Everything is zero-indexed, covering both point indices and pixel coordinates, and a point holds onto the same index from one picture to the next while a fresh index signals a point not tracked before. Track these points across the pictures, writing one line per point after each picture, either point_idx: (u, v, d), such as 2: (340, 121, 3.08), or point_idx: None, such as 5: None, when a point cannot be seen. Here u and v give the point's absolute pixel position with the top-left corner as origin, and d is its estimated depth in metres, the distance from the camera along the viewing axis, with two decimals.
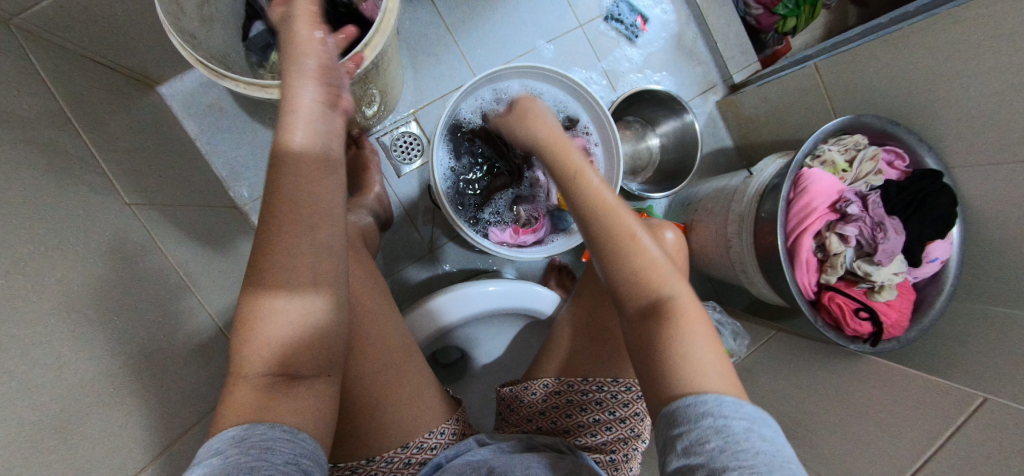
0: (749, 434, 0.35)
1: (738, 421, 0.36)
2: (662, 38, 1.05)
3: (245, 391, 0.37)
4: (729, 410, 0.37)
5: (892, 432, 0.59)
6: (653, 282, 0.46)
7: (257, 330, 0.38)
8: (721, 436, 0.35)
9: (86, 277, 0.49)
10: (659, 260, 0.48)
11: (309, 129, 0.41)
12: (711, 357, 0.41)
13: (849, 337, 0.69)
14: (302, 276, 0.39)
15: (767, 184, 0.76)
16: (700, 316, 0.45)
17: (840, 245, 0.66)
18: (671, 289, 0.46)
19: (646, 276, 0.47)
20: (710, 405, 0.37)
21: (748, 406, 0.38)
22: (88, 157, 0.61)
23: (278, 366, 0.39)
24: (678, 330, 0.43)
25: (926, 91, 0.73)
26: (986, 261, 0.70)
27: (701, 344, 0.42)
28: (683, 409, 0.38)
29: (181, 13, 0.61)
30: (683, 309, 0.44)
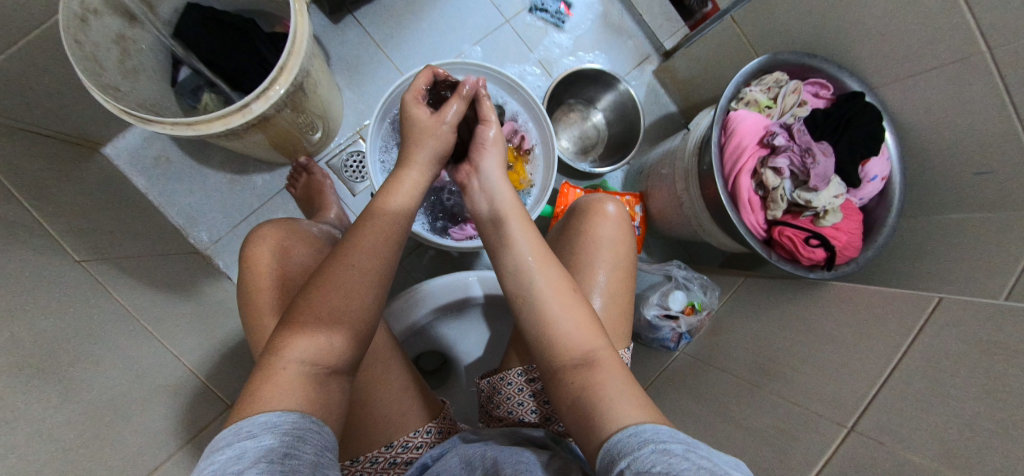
0: (687, 454, 0.36)
1: (678, 445, 0.37)
2: (588, 20, 1.07)
3: (288, 377, 0.42)
4: (668, 437, 0.38)
5: (859, 348, 0.60)
6: (580, 339, 0.50)
7: (302, 331, 0.44)
8: (662, 456, 0.36)
9: (36, 333, 0.50)
10: (578, 318, 0.51)
11: (406, 195, 0.56)
12: (626, 394, 0.45)
13: (807, 268, 0.69)
14: (356, 287, 0.47)
15: (702, 135, 0.77)
16: (620, 371, 0.48)
17: (776, 179, 0.67)
18: (594, 343, 0.50)
19: (573, 333, 0.50)
20: (650, 434, 0.39)
21: (683, 435, 0.39)
22: (33, 222, 0.62)
23: (313, 360, 0.44)
24: (595, 380, 0.47)
25: (836, 19, 0.75)
26: (925, 171, 0.72)
27: (614, 386, 0.46)
28: (626, 444, 0.39)
29: (101, 68, 0.63)
30: (603, 362, 0.48)
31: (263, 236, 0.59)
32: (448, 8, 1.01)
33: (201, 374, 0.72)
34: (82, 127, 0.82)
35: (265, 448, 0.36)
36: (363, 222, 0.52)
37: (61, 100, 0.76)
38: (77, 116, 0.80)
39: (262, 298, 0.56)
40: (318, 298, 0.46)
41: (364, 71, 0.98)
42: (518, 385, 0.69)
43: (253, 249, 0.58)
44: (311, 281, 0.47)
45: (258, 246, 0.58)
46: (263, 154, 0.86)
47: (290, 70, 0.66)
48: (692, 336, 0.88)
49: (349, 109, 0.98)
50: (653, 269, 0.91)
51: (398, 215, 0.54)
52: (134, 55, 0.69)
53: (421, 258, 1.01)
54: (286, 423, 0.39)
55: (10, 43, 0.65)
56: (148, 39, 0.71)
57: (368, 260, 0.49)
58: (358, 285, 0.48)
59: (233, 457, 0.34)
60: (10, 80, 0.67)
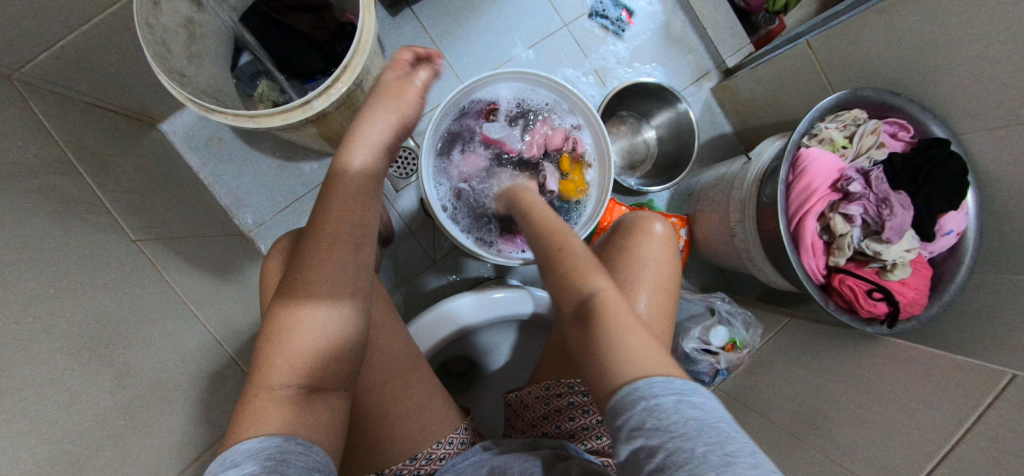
0: (678, 407, 0.35)
1: (668, 397, 0.36)
2: (649, 30, 1.04)
3: (266, 402, 0.40)
4: (655, 390, 0.37)
5: (916, 416, 0.57)
6: (584, 285, 0.48)
7: (277, 348, 0.42)
8: (654, 415, 0.35)
9: (96, 317, 0.51)
10: (585, 268, 0.50)
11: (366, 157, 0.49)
12: (639, 346, 0.41)
13: (865, 320, 0.66)
14: (331, 300, 0.44)
15: (766, 168, 0.74)
16: (625, 310, 0.45)
17: (845, 226, 0.63)
18: (595, 284, 0.48)
19: (574, 281, 0.50)
20: (638, 389, 0.37)
21: (679, 381, 0.38)
22: (93, 198, 0.63)
23: (294, 381, 0.42)
24: (594, 323, 0.44)
25: (926, 57, 0.70)
26: (1005, 231, 0.67)
27: (626, 338, 0.42)
28: (620, 400, 0.38)
29: (169, 52, 0.63)
30: (608, 302, 0.46)
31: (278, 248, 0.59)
32: (507, 7, 0.99)
33: (240, 361, 0.74)
34: (143, 103, 0.83)
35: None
36: (322, 208, 0.46)
37: (126, 76, 0.77)
38: (138, 92, 0.81)
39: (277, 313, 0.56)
40: (292, 316, 0.43)
41: None
42: (545, 399, 0.68)
43: (269, 264, 0.57)
44: (281, 295, 0.44)
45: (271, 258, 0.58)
46: (311, 145, 0.86)
47: (353, 69, 0.65)
48: (730, 373, 0.84)
49: None
50: (696, 299, 0.88)
51: (359, 177, 0.48)
52: (199, 40, 0.69)
53: (456, 260, 1.00)
54: (268, 447, 0.37)
55: (84, 20, 0.65)
56: (214, 24, 0.71)
57: (333, 267, 0.44)
58: (329, 295, 0.44)
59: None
60: (80, 56, 0.68)
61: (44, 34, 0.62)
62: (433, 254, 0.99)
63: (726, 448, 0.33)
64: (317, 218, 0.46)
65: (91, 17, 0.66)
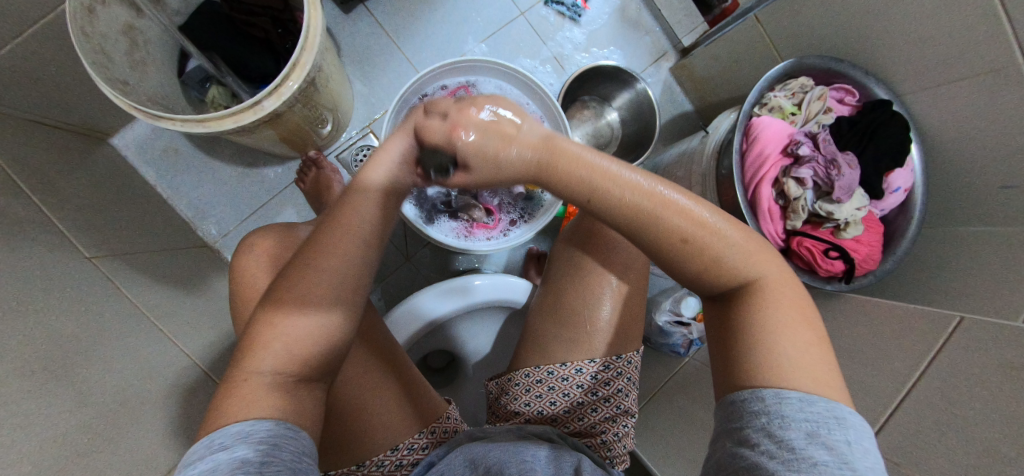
0: (808, 444, 0.31)
1: (801, 429, 0.32)
2: (605, 14, 1.05)
3: (250, 387, 0.39)
4: (795, 414, 0.33)
5: (875, 365, 0.59)
6: (744, 273, 0.39)
7: (270, 332, 0.42)
8: (772, 437, 0.32)
9: (49, 335, 0.49)
10: (732, 257, 0.39)
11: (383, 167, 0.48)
12: (802, 355, 0.35)
13: (824, 279, 0.68)
14: (321, 293, 0.43)
15: (722, 140, 0.76)
16: (794, 304, 0.38)
17: (798, 189, 0.65)
18: (760, 274, 0.39)
19: (739, 266, 0.39)
20: (774, 402, 0.34)
21: (823, 406, 0.33)
22: (42, 217, 0.61)
23: (282, 367, 0.41)
24: (770, 325, 0.37)
25: (865, 23, 0.73)
26: (948, 184, 0.71)
27: (785, 347, 0.36)
28: (742, 407, 0.35)
29: (110, 61, 0.61)
30: (773, 290, 0.39)
31: (256, 243, 0.58)
32: None
33: (212, 373, 0.72)
34: (88, 117, 0.81)
35: (239, 460, 0.34)
36: (343, 208, 0.47)
37: (69, 91, 0.74)
38: (82, 106, 0.78)
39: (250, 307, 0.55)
40: (281, 299, 0.43)
41: (375, 63, 0.95)
42: (526, 386, 0.68)
43: (243, 260, 0.57)
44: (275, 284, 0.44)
45: (248, 253, 0.58)
46: (271, 149, 0.84)
47: (302, 67, 0.64)
48: None
49: (360, 103, 0.96)
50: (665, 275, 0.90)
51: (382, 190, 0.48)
52: (142, 47, 0.67)
53: (429, 256, 1.00)
54: (260, 431, 0.37)
55: (17, 33, 0.63)
56: (156, 29, 0.69)
57: (337, 257, 0.45)
58: (324, 284, 0.44)
59: (207, 471, 0.33)
60: (16, 71, 0.65)
61: None
62: (406, 250, 0.99)
63: None
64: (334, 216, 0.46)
65: (25, 29, 0.64)
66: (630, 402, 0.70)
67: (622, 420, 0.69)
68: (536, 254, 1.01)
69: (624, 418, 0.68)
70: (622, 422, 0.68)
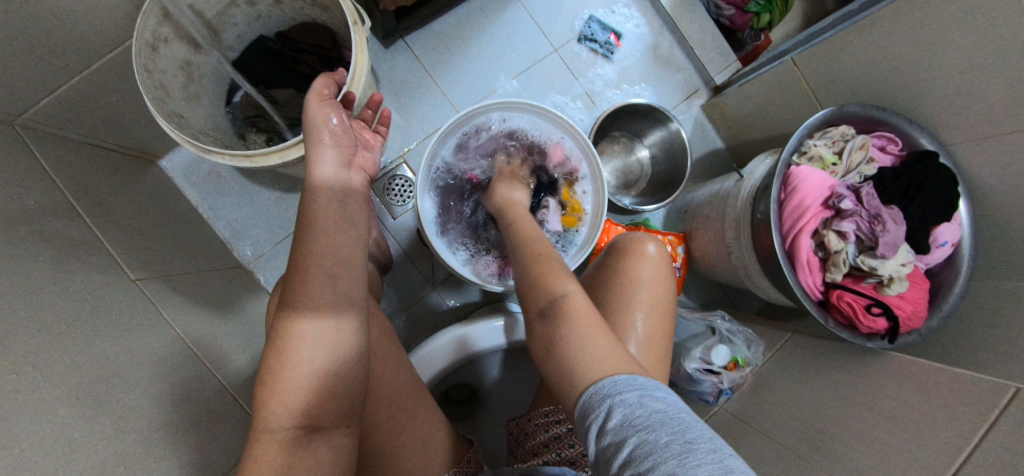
0: (641, 401, 0.37)
1: (633, 393, 0.38)
2: (637, 51, 1.06)
3: (268, 449, 0.40)
4: (623, 386, 0.39)
5: (923, 433, 0.56)
6: (553, 287, 0.53)
7: (279, 391, 0.42)
8: (618, 411, 0.37)
9: (91, 361, 0.51)
10: (553, 275, 0.55)
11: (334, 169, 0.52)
12: (610, 349, 0.45)
13: (865, 335, 0.66)
14: (329, 343, 0.45)
15: (758, 186, 0.75)
16: (591, 312, 0.49)
17: (840, 242, 0.64)
18: (566, 289, 0.52)
19: (541, 283, 0.54)
20: (609, 387, 0.40)
21: (642, 379, 0.40)
22: (92, 240, 0.64)
23: (297, 423, 0.42)
24: (563, 324, 0.48)
25: (909, 72, 0.71)
26: (1000, 240, 0.67)
27: (594, 342, 0.45)
28: (589, 400, 0.40)
29: (168, 95, 0.65)
30: (572, 303, 0.50)
31: None
32: (497, 35, 1.01)
33: (240, 398, 0.73)
34: (141, 141, 0.85)
35: None
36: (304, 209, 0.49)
37: (126, 118, 0.79)
38: (137, 131, 0.82)
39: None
40: (287, 354, 0.43)
41: (410, 95, 0.98)
42: (545, 425, 0.68)
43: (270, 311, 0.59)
44: (278, 335, 0.44)
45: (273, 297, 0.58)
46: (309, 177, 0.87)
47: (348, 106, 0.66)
48: (733, 392, 0.84)
49: (395, 134, 0.98)
50: (696, 318, 0.89)
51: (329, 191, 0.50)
52: (197, 80, 0.70)
53: (455, 285, 1.01)
54: None
55: (84, 66, 0.67)
56: (211, 64, 0.72)
57: (327, 304, 0.45)
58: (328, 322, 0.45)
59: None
60: (80, 101, 0.70)
61: (45, 81, 0.63)
62: (432, 279, 1.00)
63: (686, 436, 0.33)
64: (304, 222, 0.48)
65: (91, 62, 0.68)
66: None
67: None
68: None
69: None
70: None
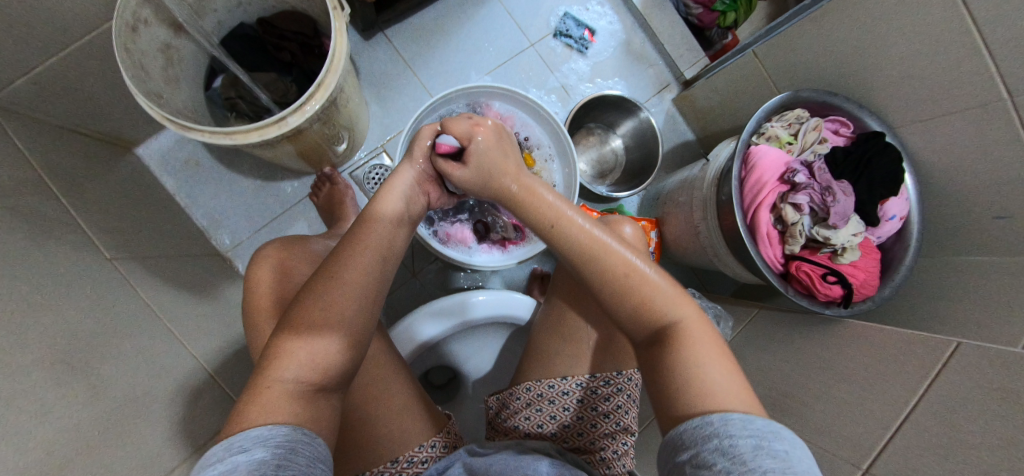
0: (759, 454, 0.34)
1: (748, 440, 0.35)
2: (610, 47, 1.10)
3: (275, 395, 0.41)
4: (737, 430, 0.36)
5: (875, 388, 0.60)
6: (663, 312, 0.47)
7: (295, 343, 0.44)
8: (728, 456, 0.35)
9: (66, 328, 0.51)
10: (663, 291, 0.48)
11: (396, 199, 0.57)
12: (724, 378, 0.42)
13: (823, 304, 0.69)
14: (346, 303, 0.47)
15: (722, 168, 0.78)
16: (710, 343, 0.45)
17: (796, 214, 0.68)
18: (677, 315, 0.47)
19: (637, 290, 0.48)
20: (717, 425, 0.37)
21: (759, 423, 0.37)
22: (67, 218, 0.64)
23: (303, 378, 0.43)
24: (682, 359, 0.43)
25: (857, 60, 0.77)
26: (943, 213, 0.72)
27: (712, 369, 0.42)
28: (692, 433, 0.38)
29: (146, 75, 0.66)
30: (692, 332, 0.45)
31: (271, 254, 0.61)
32: (476, 29, 1.04)
33: (219, 379, 0.73)
34: (118, 128, 0.85)
35: (256, 462, 0.35)
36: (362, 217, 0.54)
37: (103, 104, 0.79)
38: (114, 118, 0.82)
39: (261, 318, 0.56)
40: (309, 311, 0.45)
41: (391, 86, 1.00)
42: (526, 399, 0.67)
43: (257, 271, 0.59)
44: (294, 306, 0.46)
45: (260, 265, 0.59)
46: (288, 163, 0.88)
47: (326, 86, 0.68)
48: None
49: (375, 124, 1.00)
50: None
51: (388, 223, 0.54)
52: (176, 63, 0.72)
53: (435, 273, 1.02)
54: (277, 435, 0.37)
55: (62, 48, 0.67)
56: (190, 48, 0.74)
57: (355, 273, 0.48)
58: (345, 300, 0.47)
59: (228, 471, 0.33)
60: (56, 82, 0.70)
61: (22, 60, 0.64)
62: (412, 267, 1.01)
63: None
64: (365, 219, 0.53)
65: (68, 44, 0.68)
66: (630, 419, 0.67)
67: (622, 437, 0.66)
68: (541, 273, 1.03)
69: (624, 434, 0.65)
70: (622, 439, 0.66)
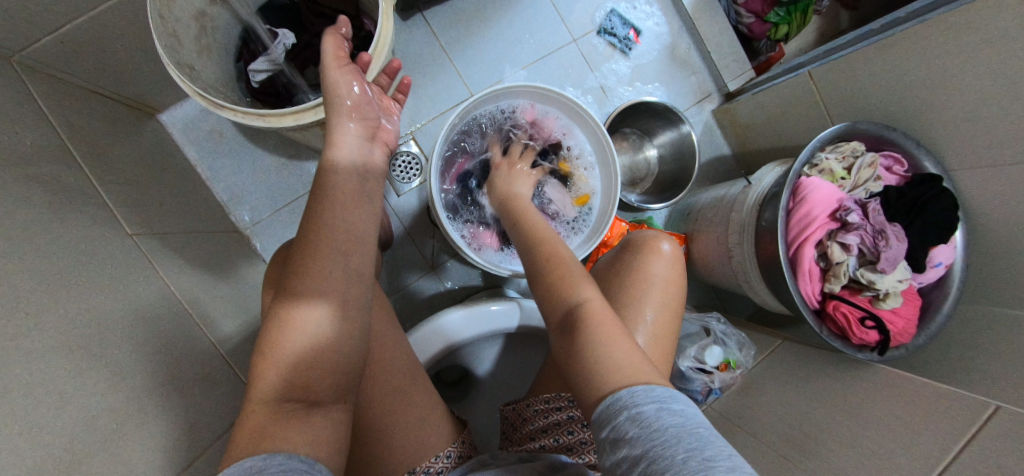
0: (660, 413, 0.39)
1: (650, 405, 0.39)
2: (655, 50, 1.06)
3: (262, 418, 0.41)
4: (641, 398, 0.41)
5: (904, 442, 0.58)
6: (571, 295, 0.53)
7: (275, 358, 0.43)
8: (638, 423, 0.39)
9: (86, 313, 0.49)
10: (580, 277, 0.56)
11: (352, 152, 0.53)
12: (630, 354, 0.46)
13: (856, 346, 0.68)
14: (325, 301, 0.45)
15: (766, 193, 0.76)
16: (613, 320, 0.49)
17: (842, 254, 0.65)
18: (586, 295, 0.53)
19: (562, 287, 0.55)
20: (627, 397, 0.41)
21: (658, 390, 0.41)
22: (90, 189, 0.61)
23: (290, 395, 0.43)
24: (580, 338, 0.48)
25: (922, 95, 0.73)
26: (989, 265, 0.70)
27: (615, 346, 0.46)
28: (607, 409, 0.42)
29: (179, 44, 0.62)
30: (594, 310, 0.50)
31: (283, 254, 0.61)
32: (518, 19, 1.00)
33: (234, 364, 0.72)
34: (143, 93, 0.82)
35: None
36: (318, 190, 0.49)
37: (130, 67, 0.75)
38: (140, 82, 0.79)
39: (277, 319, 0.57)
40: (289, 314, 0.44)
41: (426, 71, 0.96)
42: (544, 412, 0.68)
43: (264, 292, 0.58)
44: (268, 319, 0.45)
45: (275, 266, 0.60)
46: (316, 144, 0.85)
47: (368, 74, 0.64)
48: (722, 392, 0.86)
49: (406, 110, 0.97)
50: (691, 318, 0.89)
51: (344, 174, 0.51)
52: (210, 33, 0.68)
53: (454, 268, 1.00)
54: (272, 466, 0.37)
55: (92, 7, 0.63)
56: (224, 17, 0.69)
57: (326, 271, 0.45)
58: (319, 301, 0.45)
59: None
60: (83, 42, 0.66)
61: (49, 16, 0.60)
62: (432, 260, 0.99)
63: (703, 453, 0.35)
64: (316, 196, 0.49)
65: (100, 4, 0.64)
66: None
67: None
68: None
69: None
70: None
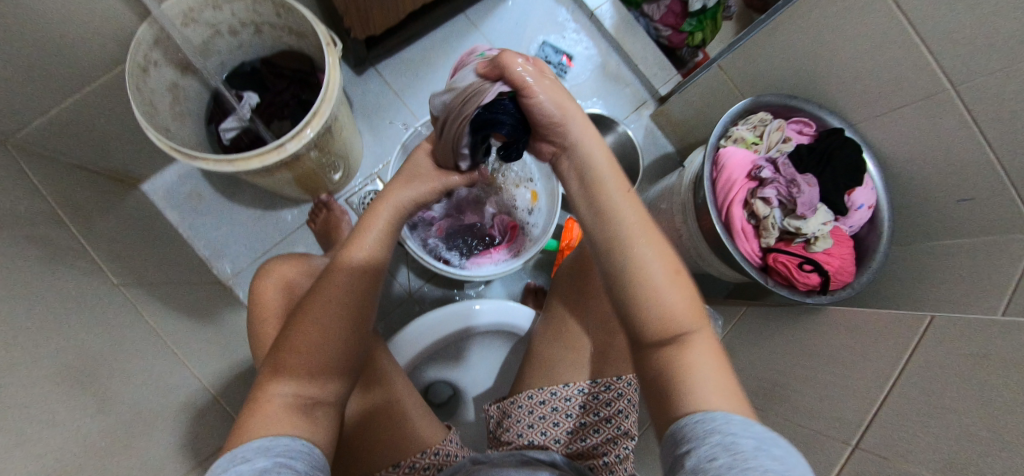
0: (758, 452, 0.31)
1: (749, 440, 0.32)
2: (587, 70, 1.18)
3: (272, 410, 0.41)
4: (737, 429, 0.33)
5: (858, 368, 0.61)
6: (678, 312, 0.40)
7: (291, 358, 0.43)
8: (729, 451, 0.31)
9: (76, 344, 0.53)
10: (679, 295, 0.40)
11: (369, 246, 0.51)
12: (719, 387, 0.38)
13: (804, 293, 0.72)
14: (336, 307, 0.46)
15: (696, 173, 0.83)
16: (710, 354, 0.40)
17: (766, 208, 0.72)
18: (691, 322, 0.40)
19: (667, 304, 0.40)
20: (718, 423, 0.34)
21: (759, 428, 0.34)
22: (77, 245, 0.67)
23: (301, 391, 0.43)
24: (681, 371, 0.38)
25: (813, 64, 0.82)
26: (909, 202, 0.76)
27: (711, 389, 0.37)
28: (690, 428, 0.34)
29: (156, 111, 0.71)
30: (695, 344, 0.40)
31: (272, 269, 0.65)
32: (459, 61, 1.12)
33: (220, 397, 0.75)
34: (125, 166, 0.90)
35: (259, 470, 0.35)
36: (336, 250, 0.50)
37: (113, 142, 0.84)
38: (123, 155, 0.88)
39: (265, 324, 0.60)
40: (304, 318, 0.45)
41: (383, 116, 1.07)
42: (529, 406, 0.68)
43: (261, 284, 0.64)
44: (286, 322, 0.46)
45: (264, 279, 0.64)
46: (287, 191, 0.93)
47: (321, 115, 0.74)
48: None
49: (369, 153, 1.06)
50: None
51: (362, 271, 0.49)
52: (182, 101, 0.78)
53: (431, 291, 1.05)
54: (279, 445, 0.38)
55: (78, 91, 0.73)
56: (195, 87, 0.79)
57: (347, 289, 0.47)
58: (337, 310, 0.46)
59: None
60: (71, 123, 0.75)
61: (42, 103, 0.69)
62: (408, 287, 1.05)
63: None
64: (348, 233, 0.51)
65: (85, 87, 0.73)
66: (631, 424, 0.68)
67: (624, 442, 0.66)
68: (534, 287, 1.06)
69: (625, 439, 0.66)
70: (624, 444, 0.66)
